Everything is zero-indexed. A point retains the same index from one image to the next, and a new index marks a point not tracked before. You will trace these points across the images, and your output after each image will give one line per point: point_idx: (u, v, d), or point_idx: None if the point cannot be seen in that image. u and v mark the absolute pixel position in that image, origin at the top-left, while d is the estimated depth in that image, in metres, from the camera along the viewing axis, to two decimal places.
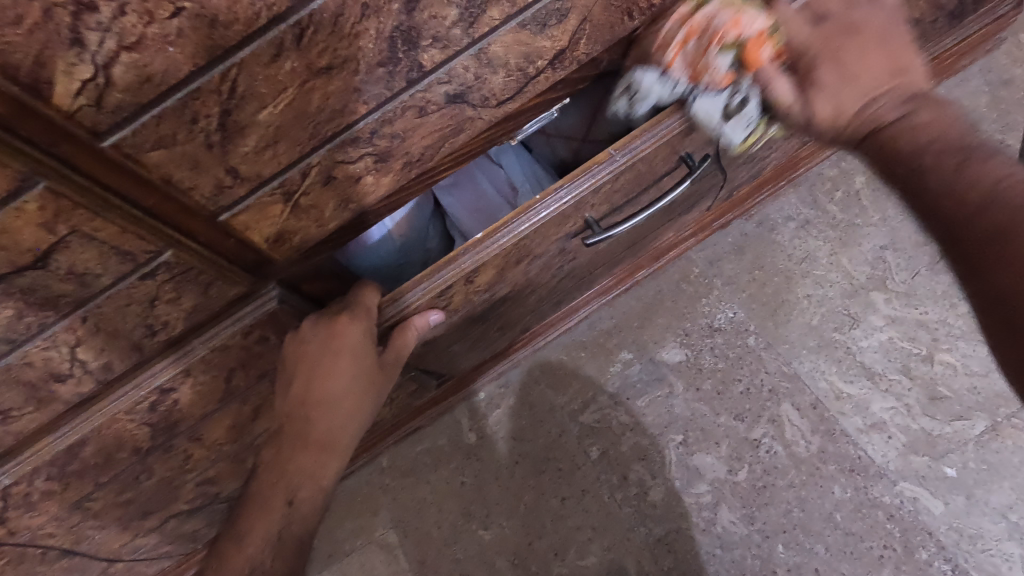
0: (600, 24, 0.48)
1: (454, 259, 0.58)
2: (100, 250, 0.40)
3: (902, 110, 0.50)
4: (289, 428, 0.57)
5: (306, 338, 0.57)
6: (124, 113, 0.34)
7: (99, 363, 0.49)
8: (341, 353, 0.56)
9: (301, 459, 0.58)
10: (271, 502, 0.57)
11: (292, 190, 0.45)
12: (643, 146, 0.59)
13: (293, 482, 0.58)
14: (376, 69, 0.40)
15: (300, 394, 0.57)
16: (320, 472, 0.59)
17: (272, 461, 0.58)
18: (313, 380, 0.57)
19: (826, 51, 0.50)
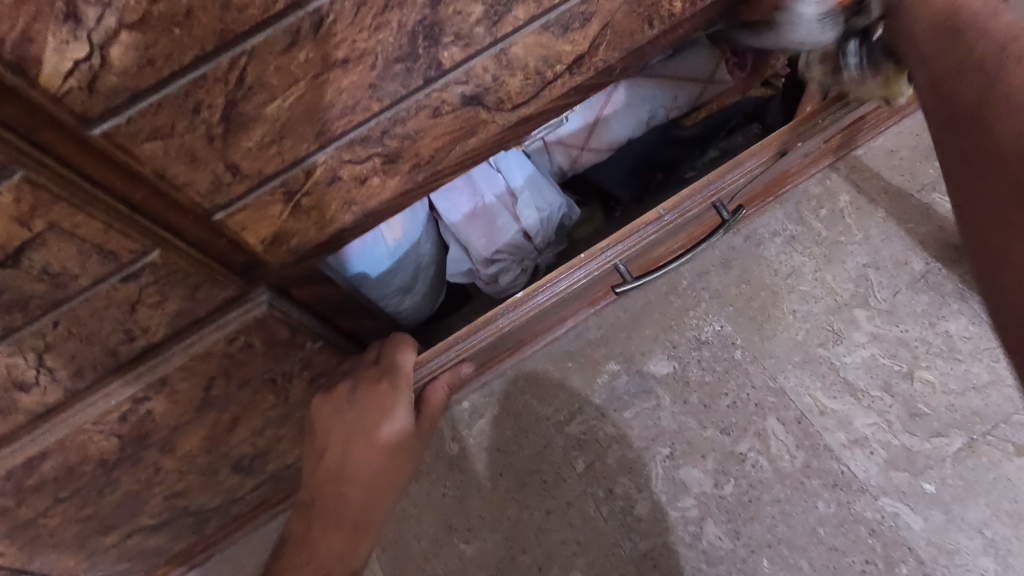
0: (622, 30, 0.47)
1: (490, 321, 0.69)
2: (80, 249, 0.36)
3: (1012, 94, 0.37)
4: (322, 504, 0.61)
5: (342, 408, 0.62)
6: (119, 98, 0.31)
7: (69, 371, 0.45)
8: (378, 426, 0.61)
9: (332, 540, 0.60)
10: None
11: (294, 190, 0.42)
12: (690, 205, 0.67)
13: (322, 565, 0.59)
14: (393, 65, 0.38)
15: (335, 469, 0.61)
16: (350, 554, 0.61)
17: (303, 539, 0.60)
18: (349, 453, 0.61)
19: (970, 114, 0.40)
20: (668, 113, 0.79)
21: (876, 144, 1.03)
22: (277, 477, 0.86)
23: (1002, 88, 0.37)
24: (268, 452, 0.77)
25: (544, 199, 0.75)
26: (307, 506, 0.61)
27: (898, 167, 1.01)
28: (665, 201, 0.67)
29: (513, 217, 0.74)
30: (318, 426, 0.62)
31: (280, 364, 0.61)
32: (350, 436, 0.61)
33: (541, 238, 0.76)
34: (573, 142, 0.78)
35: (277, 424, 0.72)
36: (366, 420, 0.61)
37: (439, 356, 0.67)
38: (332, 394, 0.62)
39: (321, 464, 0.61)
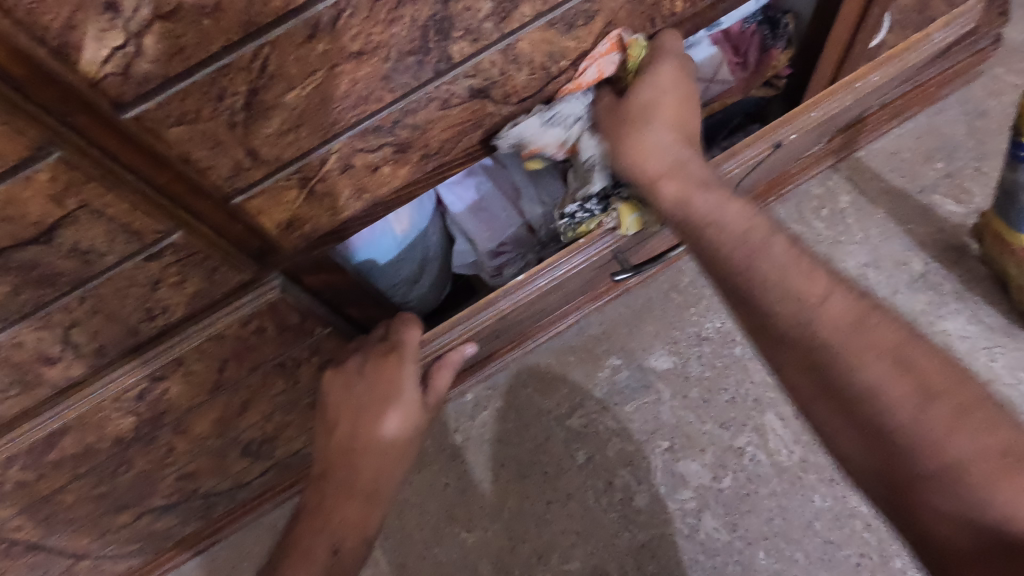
0: (624, 28, 0.48)
1: (493, 302, 0.75)
2: (108, 228, 0.38)
3: (818, 293, 0.47)
4: (335, 475, 0.62)
5: (352, 383, 0.64)
6: (151, 84, 0.33)
7: (92, 347, 0.47)
8: (389, 400, 0.63)
9: (346, 507, 0.61)
10: (314, 550, 0.59)
11: (309, 176, 0.44)
12: None
13: (336, 532, 0.60)
14: (405, 58, 0.40)
15: (347, 442, 0.63)
16: (364, 523, 0.62)
17: (316, 508, 0.61)
18: (359, 425, 0.63)
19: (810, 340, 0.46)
20: None
21: (877, 146, 1.05)
22: (283, 463, 0.88)
23: (757, 281, 0.49)
24: (276, 438, 0.79)
25: None
26: (320, 478, 0.63)
27: (898, 168, 1.04)
28: None
29: (517, 211, 0.76)
30: (330, 400, 0.65)
31: (290, 349, 0.63)
32: (359, 408, 0.63)
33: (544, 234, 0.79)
34: None
35: (285, 410, 0.74)
36: (375, 390, 0.63)
37: (441, 338, 0.74)
38: (342, 369, 0.64)
39: (333, 436, 0.63)
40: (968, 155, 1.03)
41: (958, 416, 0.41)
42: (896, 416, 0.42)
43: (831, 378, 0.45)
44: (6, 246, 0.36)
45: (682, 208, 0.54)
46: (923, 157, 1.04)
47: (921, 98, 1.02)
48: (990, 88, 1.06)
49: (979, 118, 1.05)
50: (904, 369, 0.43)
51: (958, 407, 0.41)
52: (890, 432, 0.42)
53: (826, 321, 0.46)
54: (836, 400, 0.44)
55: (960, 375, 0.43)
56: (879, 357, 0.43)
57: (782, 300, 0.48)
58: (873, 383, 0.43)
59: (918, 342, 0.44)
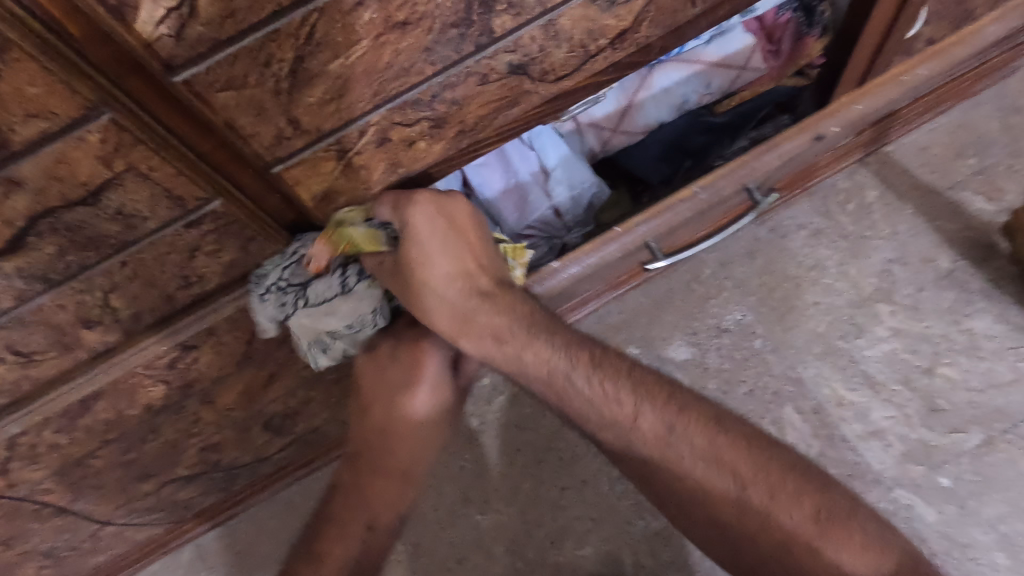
0: (665, 8, 0.48)
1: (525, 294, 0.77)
2: (152, 193, 0.39)
3: (634, 415, 0.56)
4: (368, 455, 0.65)
5: (385, 365, 0.64)
6: (202, 47, 0.33)
7: (129, 313, 0.48)
8: (423, 382, 0.65)
9: (381, 487, 0.66)
10: (351, 526, 0.64)
11: (346, 149, 0.44)
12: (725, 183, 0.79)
13: (373, 508, 0.65)
14: (448, 30, 0.40)
15: (381, 423, 0.65)
16: (397, 501, 0.67)
17: (352, 484, 0.66)
18: (392, 409, 0.65)
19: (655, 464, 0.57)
20: (701, 99, 0.81)
21: (908, 141, 1.04)
22: (303, 439, 0.89)
23: (584, 404, 0.57)
24: (297, 413, 0.80)
25: (574, 177, 0.78)
26: (354, 457, 0.66)
27: (928, 163, 1.02)
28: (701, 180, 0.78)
29: (544, 194, 0.77)
30: (363, 382, 0.65)
31: None
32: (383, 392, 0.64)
33: (570, 219, 0.80)
34: (606, 124, 0.79)
35: (308, 385, 0.75)
36: (410, 374, 0.64)
37: None
38: (373, 353, 0.63)
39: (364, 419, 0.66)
40: (1001, 152, 1.02)
41: (668, 459, 0.56)
42: (675, 469, 0.56)
43: (643, 458, 0.57)
44: (55, 206, 0.37)
45: (507, 361, 0.57)
46: (954, 153, 1.02)
47: (956, 92, 1.00)
48: None
49: (1013, 114, 1.03)
50: (666, 441, 0.56)
51: (720, 442, 0.55)
52: (666, 480, 0.57)
53: (622, 416, 0.56)
54: (645, 468, 0.58)
55: (665, 391, 0.57)
56: (617, 428, 0.57)
57: (634, 437, 0.56)
58: (668, 456, 0.56)
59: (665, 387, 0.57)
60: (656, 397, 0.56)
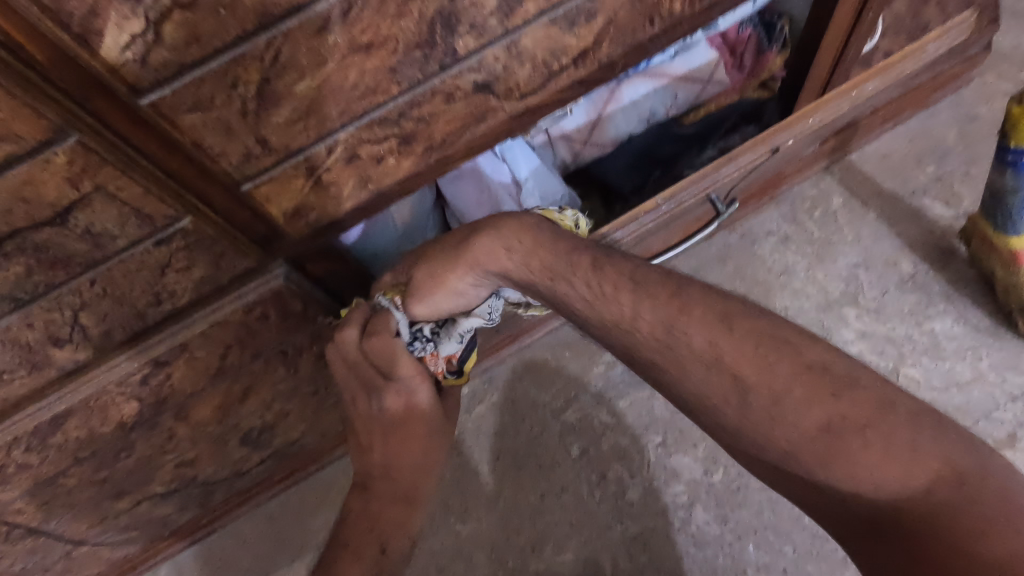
0: (624, 27, 0.50)
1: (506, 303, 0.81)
2: (120, 212, 0.40)
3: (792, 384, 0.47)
4: (376, 484, 0.63)
5: (372, 405, 0.63)
6: (167, 71, 0.34)
7: (100, 330, 0.48)
8: (412, 419, 0.63)
9: (394, 508, 0.62)
10: (363, 549, 0.61)
11: (316, 166, 0.45)
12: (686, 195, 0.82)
13: (386, 531, 0.62)
14: (412, 51, 0.41)
15: (381, 457, 0.63)
16: (409, 521, 0.63)
17: (361, 509, 0.63)
18: (388, 442, 0.63)
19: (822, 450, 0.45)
20: (668, 111, 0.83)
21: (869, 149, 1.07)
22: (282, 453, 0.89)
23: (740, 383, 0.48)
24: (275, 426, 0.80)
25: (547, 188, 0.78)
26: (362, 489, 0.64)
27: (889, 171, 1.06)
28: (664, 193, 0.81)
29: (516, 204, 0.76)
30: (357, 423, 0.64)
31: (293, 336, 0.65)
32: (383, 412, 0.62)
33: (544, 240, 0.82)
34: (577, 136, 0.81)
35: (286, 398, 0.75)
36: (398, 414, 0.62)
37: None
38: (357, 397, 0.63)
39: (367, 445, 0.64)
40: (958, 159, 1.06)
41: (830, 462, 0.44)
42: (804, 465, 0.46)
43: (803, 445, 0.45)
44: (22, 226, 0.37)
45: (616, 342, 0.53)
46: (914, 160, 1.06)
47: (913, 102, 1.05)
48: (980, 95, 1.09)
49: (968, 123, 1.07)
50: (777, 394, 0.47)
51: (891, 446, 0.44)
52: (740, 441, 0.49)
53: (747, 373, 0.48)
54: (810, 455, 0.45)
55: (880, 401, 0.45)
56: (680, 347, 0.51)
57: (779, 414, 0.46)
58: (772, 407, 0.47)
59: (807, 373, 0.47)
60: (838, 390, 0.46)
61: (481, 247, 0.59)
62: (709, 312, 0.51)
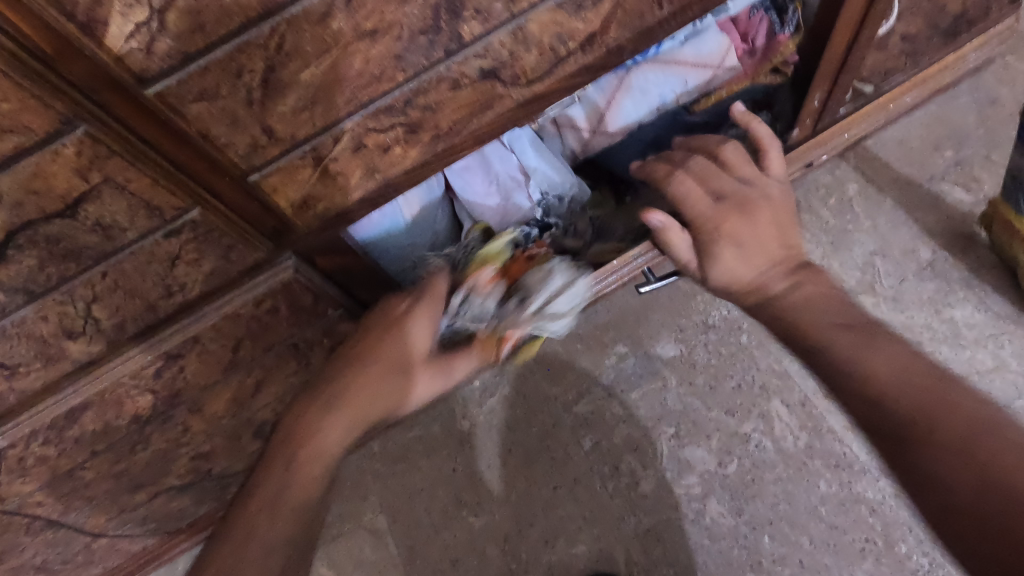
0: (631, 10, 0.49)
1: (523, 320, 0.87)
2: (129, 203, 0.40)
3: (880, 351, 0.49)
4: (323, 388, 0.64)
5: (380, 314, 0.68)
6: (172, 60, 0.34)
7: (113, 323, 0.49)
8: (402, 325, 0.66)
9: (314, 430, 0.62)
10: (275, 460, 0.61)
11: (323, 155, 0.45)
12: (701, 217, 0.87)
13: (297, 446, 0.62)
14: (417, 37, 0.40)
15: (357, 351, 0.66)
16: (322, 444, 0.62)
17: (292, 424, 0.63)
18: (372, 341, 0.66)
19: (914, 410, 0.45)
20: (678, 98, 0.81)
21: (886, 134, 1.05)
22: None
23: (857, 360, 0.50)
24: None
25: (556, 180, 0.79)
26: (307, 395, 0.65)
27: (907, 156, 1.04)
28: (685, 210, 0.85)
29: (528, 197, 0.78)
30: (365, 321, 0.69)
31: (303, 329, 0.65)
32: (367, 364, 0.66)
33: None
34: (585, 126, 0.80)
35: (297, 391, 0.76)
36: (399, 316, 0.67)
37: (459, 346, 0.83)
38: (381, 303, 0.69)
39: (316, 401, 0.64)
40: (978, 143, 1.04)
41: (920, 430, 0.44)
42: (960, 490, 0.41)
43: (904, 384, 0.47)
44: (33, 218, 0.37)
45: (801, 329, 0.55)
46: (933, 145, 1.04)
47: (930, 86, 1.02)
48: (1001, 76, 1.06)
49: (989, 106, 1.05)
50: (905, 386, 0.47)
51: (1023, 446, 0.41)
52: (904, 439, 0.45)
53: (922, 387, 0.46)
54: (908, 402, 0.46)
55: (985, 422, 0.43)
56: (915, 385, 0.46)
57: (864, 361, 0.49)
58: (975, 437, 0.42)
59: (964, 408, 0.44)
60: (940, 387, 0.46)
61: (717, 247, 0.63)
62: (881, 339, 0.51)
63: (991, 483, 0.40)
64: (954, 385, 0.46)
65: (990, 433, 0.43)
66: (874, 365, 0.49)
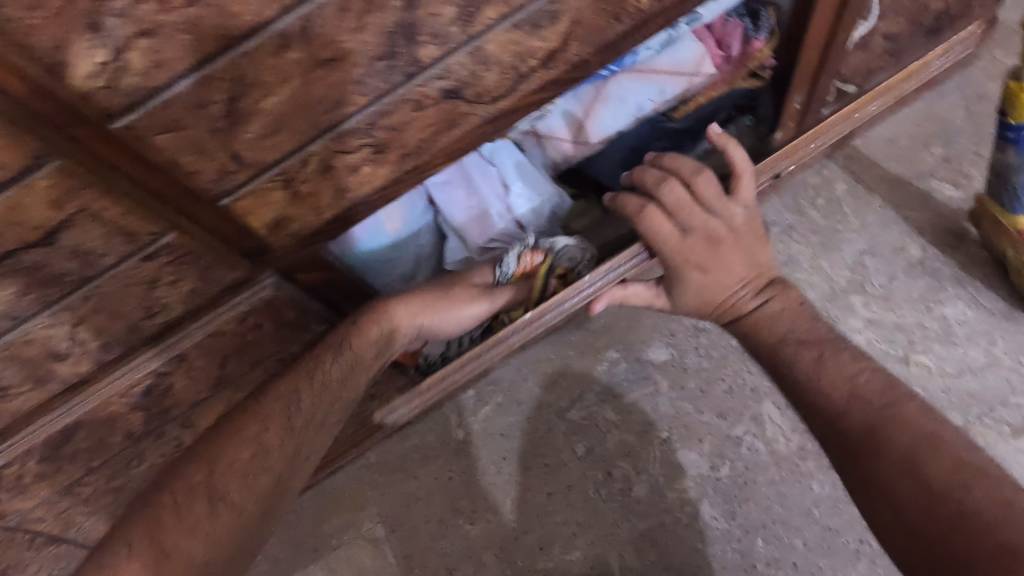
0: (590, 27, 0.50)
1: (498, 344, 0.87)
2: (105, 230, 0.42)
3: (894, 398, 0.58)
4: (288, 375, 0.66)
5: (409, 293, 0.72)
6: (135, 96, 0.36)
7: (99, 344, 0.51)
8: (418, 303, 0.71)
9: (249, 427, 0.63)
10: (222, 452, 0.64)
11: (292, 178, 0.47)
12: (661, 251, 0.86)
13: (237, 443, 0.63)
14: (375, 63, 0.42)
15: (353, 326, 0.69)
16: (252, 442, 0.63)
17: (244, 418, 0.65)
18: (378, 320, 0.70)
19: (881, 423, 0.56)
20: (657, 107, 0.82)
21: (874, 133, 1.05)
22: None
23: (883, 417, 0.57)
24: None
25: (534, 191, 0.80)
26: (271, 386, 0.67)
27: (895, 154, 1.04)
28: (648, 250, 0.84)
29: (506, 210, 0.78)
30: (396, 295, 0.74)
31: (288, 344, 0.66)
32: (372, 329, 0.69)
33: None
34: (566, 135, 0.81)
35: None
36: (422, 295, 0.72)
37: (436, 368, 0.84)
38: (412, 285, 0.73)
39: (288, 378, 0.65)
40: (967, 139, 1.03)
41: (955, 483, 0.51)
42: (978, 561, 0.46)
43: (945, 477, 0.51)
44: (13, 248, 0.39)
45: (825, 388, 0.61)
46: (922, 143, 1.04)
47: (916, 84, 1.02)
48: (988, 71, 1.06)
49: (977, 101, 1.05)
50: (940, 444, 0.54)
51: (955, 459, 0.53)
52: (895, 496, 0.53)
53: (932, 451, 0.53)
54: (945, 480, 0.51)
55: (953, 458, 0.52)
56: (867, 411, 0.58)
57: (848, 416, 0.58)
58: (962, 466, 0.52)
59: (966, 469, 0.52)
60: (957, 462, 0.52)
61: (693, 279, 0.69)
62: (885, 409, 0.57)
63: (972, 498, 0.49)
64: (911, 428, 0.55)
65: (958, 464, 0.52)
66: (907, 432, 0.55)
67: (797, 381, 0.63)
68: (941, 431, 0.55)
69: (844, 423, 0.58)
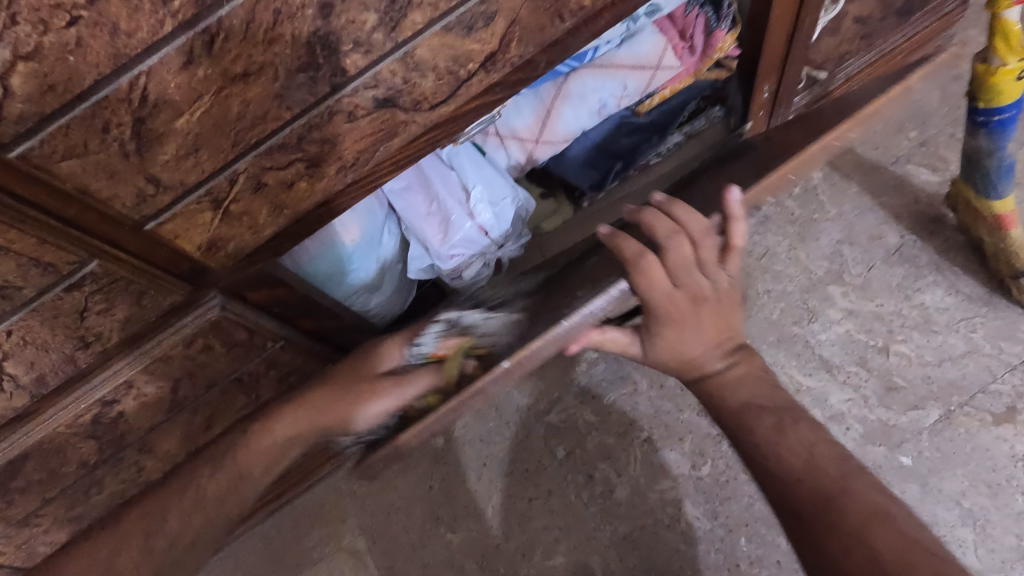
0: (530, 26, 0.48)
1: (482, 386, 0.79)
2: (19, 262, 0.40)
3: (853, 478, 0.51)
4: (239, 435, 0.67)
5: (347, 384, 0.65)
6: (27, 123, 0.34)
7: (32, 376, 0.49)
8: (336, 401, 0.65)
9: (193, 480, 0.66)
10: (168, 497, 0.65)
11: (220, 198, 0.45)
12: None
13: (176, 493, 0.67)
14: (296, 75, 0.40)
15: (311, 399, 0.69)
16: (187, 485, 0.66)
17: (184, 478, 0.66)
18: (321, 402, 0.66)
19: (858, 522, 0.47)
20: (619, 102, 0.79)
21: None
22: None
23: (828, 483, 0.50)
24: None
25: (496, 194, 0.78)
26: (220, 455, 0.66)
27: (871, 140, 1.02)
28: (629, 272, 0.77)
29: (469, 215, 0.76)
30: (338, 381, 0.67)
31: (244, 363, 0.65)
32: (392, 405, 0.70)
33: (507, 261, 0.87)
34: (527, 135, 0.78)
35: None
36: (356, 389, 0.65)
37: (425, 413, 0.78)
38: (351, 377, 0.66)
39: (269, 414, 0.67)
40: (943, 122, 1.01)
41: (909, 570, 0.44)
42: None
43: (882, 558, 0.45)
44: None
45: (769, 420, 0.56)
46: (897, 127, 1.02)
47: (889, 68, 1.00)
48: (963, 52, 1.04)
49: (952, 82, 1.03)
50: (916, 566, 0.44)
51: (908, 537, 0.46)
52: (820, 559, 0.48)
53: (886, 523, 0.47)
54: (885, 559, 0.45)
55: (877, 513, 0.48)
56: (823, 483, 0.50)
57: (805, 488, 0.51)
58: (869, 518, 0.47)
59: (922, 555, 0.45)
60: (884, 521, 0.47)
61: (668, 334, 0.59)
62: (870, 506, 0.48)
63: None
64: (900, 528, 0.47)
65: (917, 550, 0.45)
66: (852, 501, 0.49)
67: (761, 457, 0.54)
68: (891, 503, 0.49)
69: (799, 495, 0.51)
